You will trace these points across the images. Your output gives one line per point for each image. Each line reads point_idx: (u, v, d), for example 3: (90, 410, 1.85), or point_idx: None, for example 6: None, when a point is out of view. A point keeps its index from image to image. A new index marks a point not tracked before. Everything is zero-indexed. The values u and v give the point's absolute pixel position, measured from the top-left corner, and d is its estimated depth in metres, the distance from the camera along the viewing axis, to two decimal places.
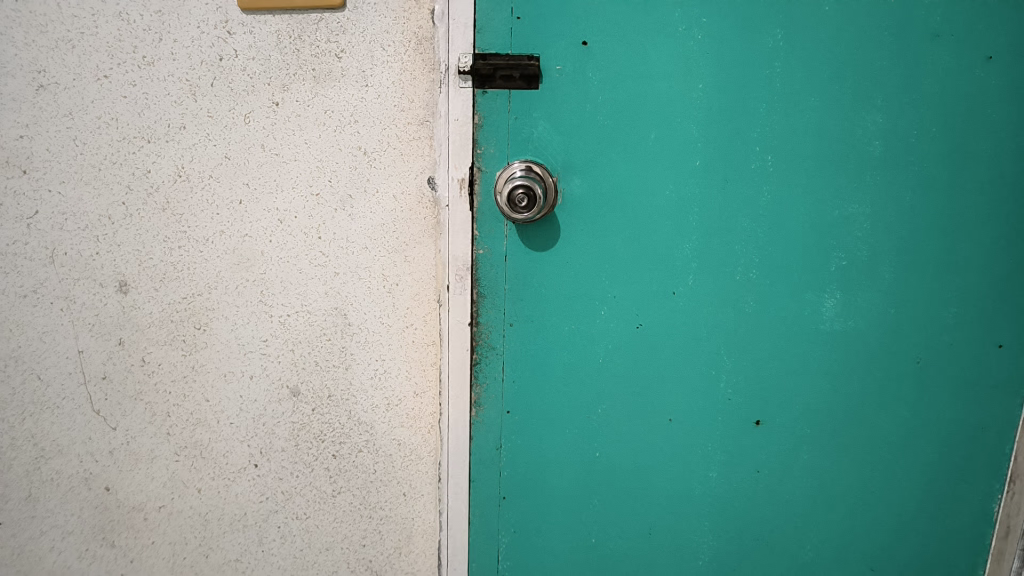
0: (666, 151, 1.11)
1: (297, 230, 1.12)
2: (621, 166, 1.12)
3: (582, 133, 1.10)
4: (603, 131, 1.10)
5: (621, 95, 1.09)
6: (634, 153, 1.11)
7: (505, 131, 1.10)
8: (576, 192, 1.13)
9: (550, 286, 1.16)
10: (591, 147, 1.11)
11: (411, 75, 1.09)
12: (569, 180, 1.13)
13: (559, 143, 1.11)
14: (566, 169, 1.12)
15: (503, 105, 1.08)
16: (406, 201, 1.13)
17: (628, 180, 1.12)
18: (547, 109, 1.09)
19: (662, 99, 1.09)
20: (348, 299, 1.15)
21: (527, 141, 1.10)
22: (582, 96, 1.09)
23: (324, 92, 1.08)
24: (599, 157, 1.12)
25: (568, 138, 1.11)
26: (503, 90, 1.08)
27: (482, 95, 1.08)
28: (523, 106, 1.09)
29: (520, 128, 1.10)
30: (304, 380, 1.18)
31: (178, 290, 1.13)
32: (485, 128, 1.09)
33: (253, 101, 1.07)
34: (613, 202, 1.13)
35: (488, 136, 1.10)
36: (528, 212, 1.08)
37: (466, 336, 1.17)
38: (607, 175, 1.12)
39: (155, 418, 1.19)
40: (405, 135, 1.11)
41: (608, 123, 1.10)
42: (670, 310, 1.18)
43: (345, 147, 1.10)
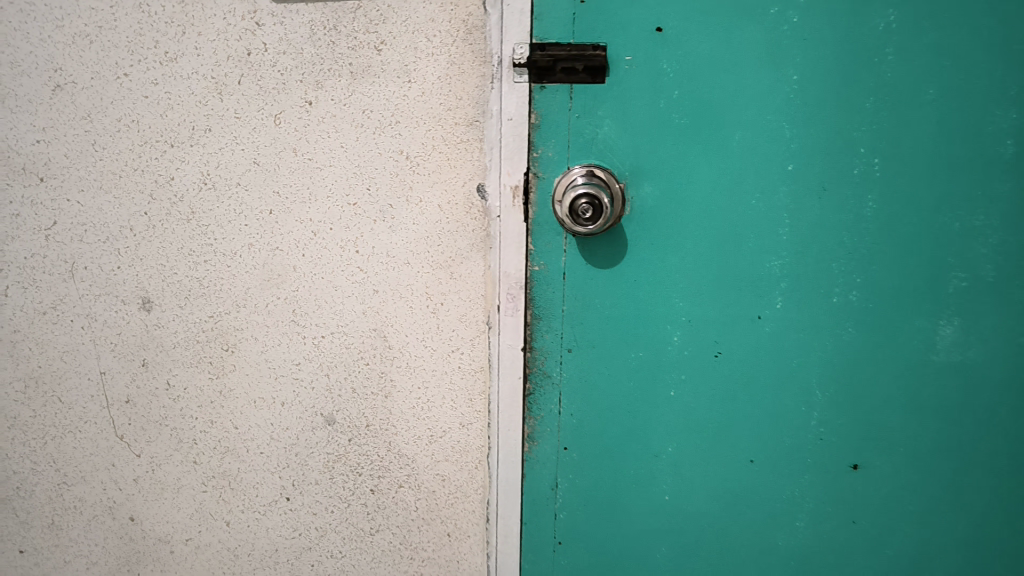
0: (753, 154, 0.96)
1: (332, 243, 1.01)
2: (698, 171, 0.97)
3: (655, 132, 0.96)
4: (680, 130, 0.96)
5: (701, 90, 0.94)
6: (715, 157, 0.96)
7: (565, 131, 0.97)
8: (646, 200, 0.99)
9: (614, 308, 1.02)
10: (665, 148, 0.97)
11: (459, 69, 0.96)
12: (638, 187, 0.99)
13: (627, 144, 0.97)
14: (635, 174, 0.98)
15: (564, 102, 0.96)
16: (452, 211, 1.00)
17: (707, 187, 0.98)
18: (614, 106, 0.96)
19: (749, 93, 0.94)
20: (388, 320, 1.04)
21: (591, 142, 0.97)
22: (656, 90, 0.95)
23: (362, 89, 0.96)
24: (673, 161, 0.97)
25: (639, 138, 0.97)
26: (564, 84, 0.95)
27: (540, 90, 0.96)
28: (587, 102, 0.96)
29: (582, 127, 0.97)
30: (339, 408, 1.07)
31: (204, 308, 1.03)
32: (543, 127, 0.97)
33: (284, 100, 0.96)
34: (688, 212, 0.99)
35: (546, 136, 0.97)
36: (594, 226, 0.94)
37: (518, 361, 1.04)
38: (683, 182, 0.98)
39: (181, 445, 1.09)
40: (453, 137, 0.98)
41: (685, 121, 0.96)
42: (753, 337, 1.03)
43: (385, 151, 0.98)
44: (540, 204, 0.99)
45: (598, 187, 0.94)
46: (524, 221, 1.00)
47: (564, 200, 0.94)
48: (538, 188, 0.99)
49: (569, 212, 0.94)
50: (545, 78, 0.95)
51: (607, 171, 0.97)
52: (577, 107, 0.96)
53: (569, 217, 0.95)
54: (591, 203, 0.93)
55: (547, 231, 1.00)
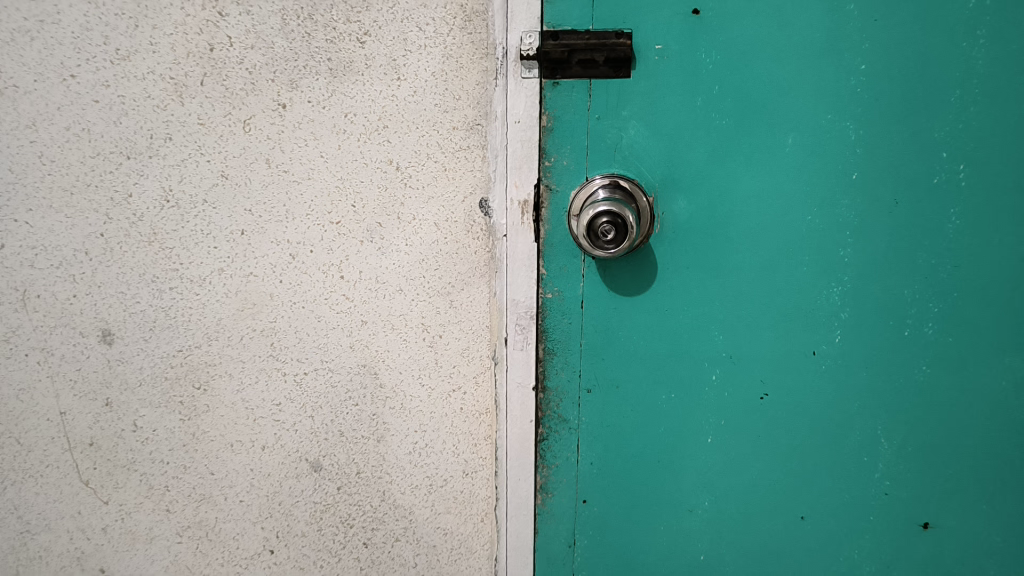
0: (808, 159, 0.81)
1: (313, 268, 0.87)
2: (742, 180, 0.82)
3: (692, 136, 0.82)
4: (720, 133, 0.81)
5: (746, 84, 0.80)
6: (763, 163, 0.82)
7: (583, 136, 0.83)
8: (679, 216, 0.84)
9: (641, 342, 0.88)
10: (703, 155, 0.82)
11: (457, 63, 0.81)
12: (669, 200, 0.84)
13: (657, 150, 0.82)
14: (666, 185, 0.83)
15: (581, 101, 0.82)
16: (451, 230, 0.86)
17: (753, 199, 0.83)
18: (641, 105, 0.81)
19: (803, 88, 0.80)
20: (379, 355, 0.90)
21: (614, 148, 0.83)
22: (692, 85, 0.80)
23: (343, 89, 0.82)
24: (712, 169, 0.82)
25: (672, 143, 0.82)
26: (580, 80, 0.81)
27: (552, 87, 0.81)
28: (609, 102, 0.81)
29: (604, 130, 0.82)
30: (327, 453, 0.94)
31: (172, 341, 0.91)
32: (556, 131, 0.83)
33: (254, 104, 0.82)
34: (729, 230, 0.84)
35: (560, 142, 0.83)
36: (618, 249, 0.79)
37: (529, 403, 0.91)
38: (723, 194, 0.83)
39: (153, 492, 0.97)
40: (450, 144, 0.83)
41: (728, 122, 0.81)
42: (806, 376, 0.87)
43: (372, 162, 0.84)
44: (553, 221, 0.85)
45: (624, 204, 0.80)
46: (535, 241, 0.86)
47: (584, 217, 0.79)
48: (551, 202, 0.85)
49: (589, 231, 0.79)
50: (557, 73, 0.81)
51: (634, 184, 0.82)
52: (597, 107, 0.82)
53: (589, 236, 0.79)
54: (615, 220, 0.78)
55: (562, 253, 0.86)
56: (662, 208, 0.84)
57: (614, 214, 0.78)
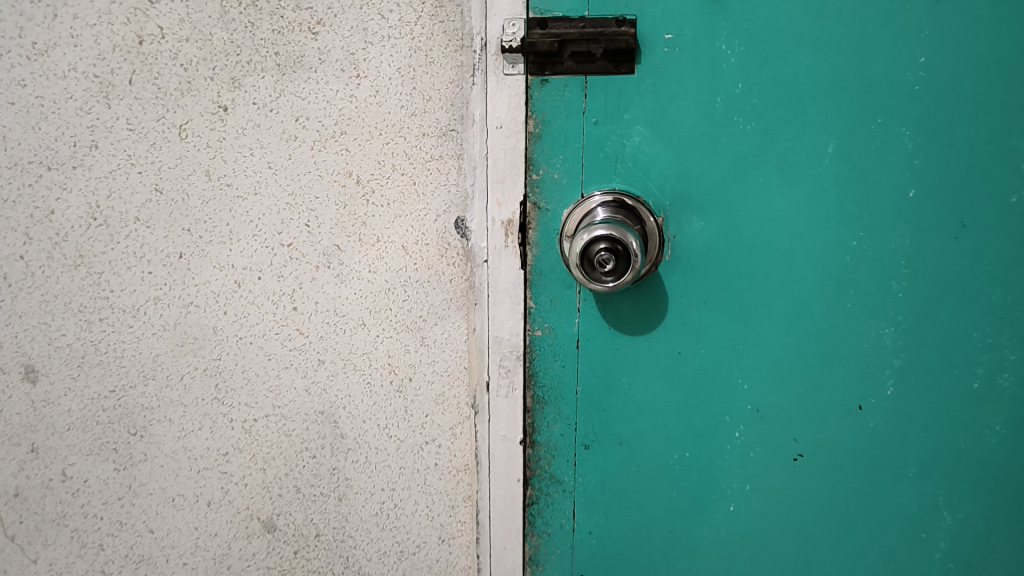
0: (853, 174, 0.68)
1: (261, 298, 0.75)
2: (770, 197, 0.69)
3: (710, 144, 0.68)
4: (745, 141, 0.68)
5: (776, 81, 0.67)
6: (796, 177, 0.68)
7: (578, 144, 0.69)
8: (694, 240, 0.70)
9: (649, 390, 0.74)
10: (723, 167, 0.68)
11: (427, 58, 0.68)
12: (682, 221, 0.70)
13: (667, 162, 0.69)
14: (678, 203, 0.69)
15: (575, 102, 0.68)
16: (421, 255, 0.72)
17: (784, 221, 0.69)
18: (648, 107, 0.68)
19: (846, 88, 0.66)
20: (339, 400, 0.77)
21: (615, 159, 0.69)
22: (711, 83, 0.67)
23: (293, 88, 0.69)
24: (734, 184, 0.68)
25: (686, 153, 0.68)
26: (573, 76, 0.68)
27: (540, 85, 0.68)
28: (608, 103, 0.68)
29: (603, 138, 0.69)
30: (281, 512, 0.81)
31: (103, 380, 0.79)
32: (545, 138, 0.69)
33: (190, 106, 0.70)
34: (754, 258, 0.70)
35: (550, 151, 0.69)
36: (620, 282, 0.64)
37: (515, 459, 0.77)
38: (748, 214, 0.69)
39: (85, 552, 0.84)
40: (420, 153, 0.70)
41: (753, 127, 0.67)
42: (847, 433, 0.73)
43: (328, 173, 0.71)
44: (542, 245, 0.71)
45: (626, 226, 0.66)
46: (521, 268, 0.72)
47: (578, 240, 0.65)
48: (539, 223, 0.71)
49: (585, 258, 0.64)
50: (545, 68, 0.68)
51: (639, 203, 0.69)
52: (594, 109, 0.68)
53: (585, 265, 0.65)
54: (617, 246, 0.64)
55: (553, 283, 0.72)
56: (673, 231, 0.70)
57: (615, 237, 0.64)
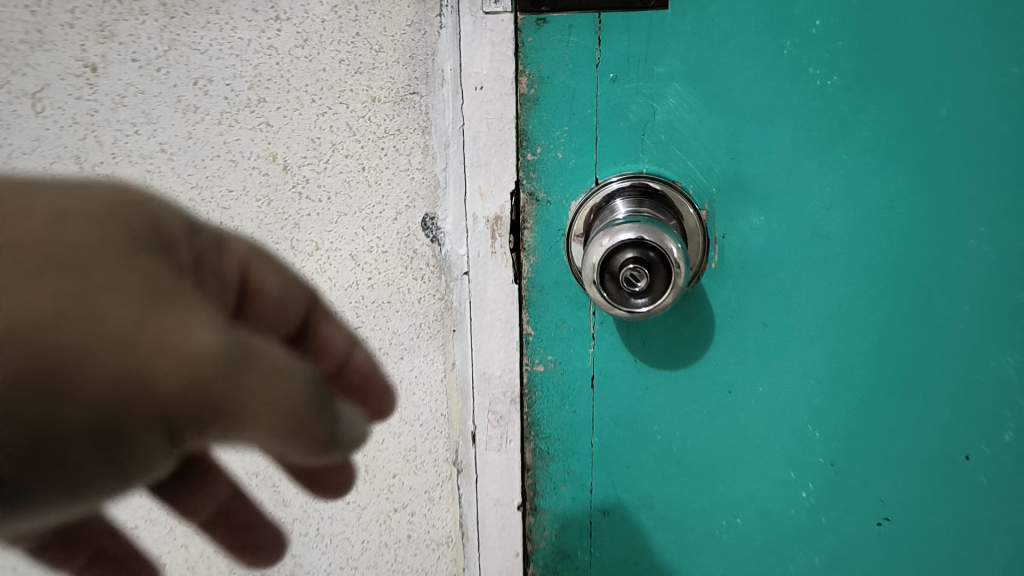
0: (975, 145, 0.48)
1: None
2: (856, 180, 0.49)
3: (774, 108, 0.48)
4: (823, 102, 0.48)
5: (867, 16, 0.46)
6: (894, 150, 0.49)
7: (589, 109, 0.49)
8: (751, 239, 0.51)
9: (687, 442, 0.55)
10: (790, 139, 0.49)
11: None
12: (736, 214, 0.50)
13: (713, 132, 0.49)
14: (729, 189, 0.50)
15: (585, 50, 0.48)
16: (378, 268, 0.52)
17: (873, 211, 0.50)
18: (686, 55, 0.48)
19: (973, 20, 0.46)
20: None
21: (642, 130, 0.49)
22: (778, 19, 0.47)
23: (187, 37, 0.49)
24: (806, 163, 0.49)
25: (739, 120, 0.49)
26: (581, 11, 0.48)
27: (536, 27, 0.48)
28: (632, 51, 0.48)
29: (625, 100, 0.49)
30: None
31: None
32: (544, 101, 0.49)
33: (43, 64, 0.50)
34: (833, 262, 0.51)
35: (551, 120, 0.50)
36: (655, 305, 0.45)
37: (512, 530, 0.59)
38: (825, 203, 0.50)
39: None
40: (370, 124, 0.50)
41: (835, 82, 0.48)
42: (955, 493, 0.54)
43: (243, 157, 0.51)
44: (542, 251, 0.52)
45: (661, 223, 0.46)
46: (514, 283, 0.53)
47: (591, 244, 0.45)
48: (538, 220, 0.52)
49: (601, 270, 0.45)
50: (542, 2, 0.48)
51: (676, 190, 0.50)
52: (611, 59, 0.48)
53: (603, 281, 0.45)
54: (648, 251, 0.44)
55: (557, 301, 0.53)
56: (723, 227, 0.51)
57: (644, 237, 0.44)
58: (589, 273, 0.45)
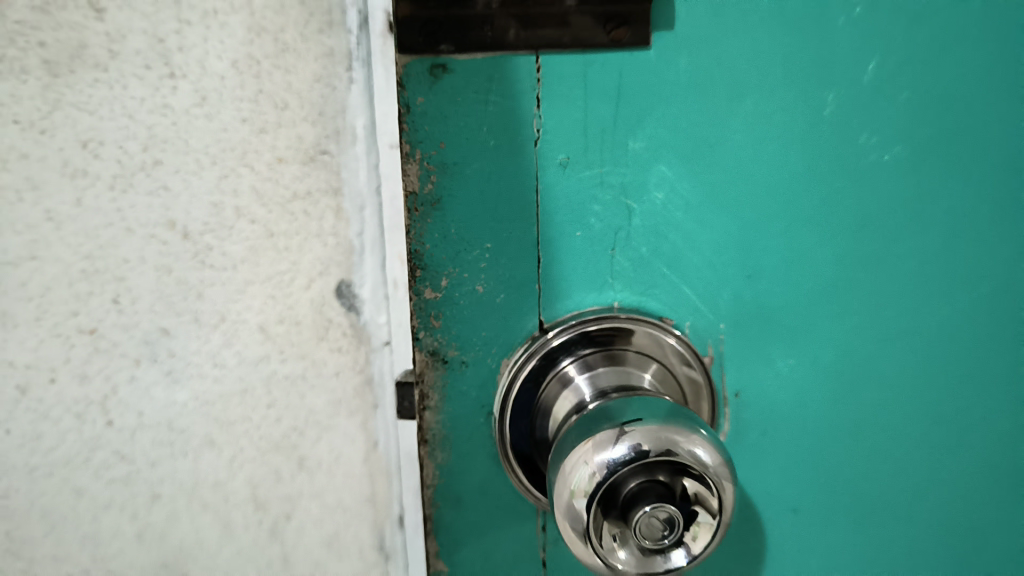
0: (975, 308, 0.53)
1: (56, 411, 0.49)
2: (884, 338, 0.53)
3: (798, 202, 0.51)
4: (877, 176, 0.51)
5: (873, 102, 0.50)
6: (940, 226, 0.52)
7: (524, 213, 0.49)
8: (765, 388, 0.53)
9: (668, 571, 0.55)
10: (818, 237, 0.51)
11: (277, 43, 0.46)
12: (745, 352, 0.53)
13: (737, 230, 0.51)
14: (742, 315, 0.52)
15: (514, 116, 0.48)
16: (290, 340, 0.49)
17: (898, 363, 0.54)
18: (665, 132, 0.49)
19: (983, 83, 0.50)
20: (185, 549, 0.53)
21: (611, 244, 0.51)
22: (819, 81, 0.49)
23: (73, 98, 0.45)
24: (845, 321, 0.53)
25: (761, 214, 0.51)
26: (510, 57, 0.47)
27: (432, 80, 0.47)
28: (589, 126, 0.49)
29: (583, 196, 0.50)
30: None
31: None
32: (450, 201, 0.49)
33: None
34: (881, 419, 0.55)
35: (463, 236, 0.49)
36: (676, 528, 0.42)
37: None
38: (865, 301, 0.53)
39: None
40: (274, 189, 0.47)
41: (892, 154, 0.51)
42: None
43: (142, 227, 0.47)
44: (453, 405, 0.52)
45: (655, 407, 0.44)
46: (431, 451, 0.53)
47: (574, 486, 0.41)
48: (443, 384, 0.52)
49: (603, 518, 0.41)
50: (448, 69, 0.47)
51: (662, 327, 0.52)
52: (557, 139, 0.49)
53: (612, 531, 0.42)
54: (625, 479, 0.41)
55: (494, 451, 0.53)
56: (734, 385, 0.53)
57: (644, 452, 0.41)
58: (588, 540, 0.41)
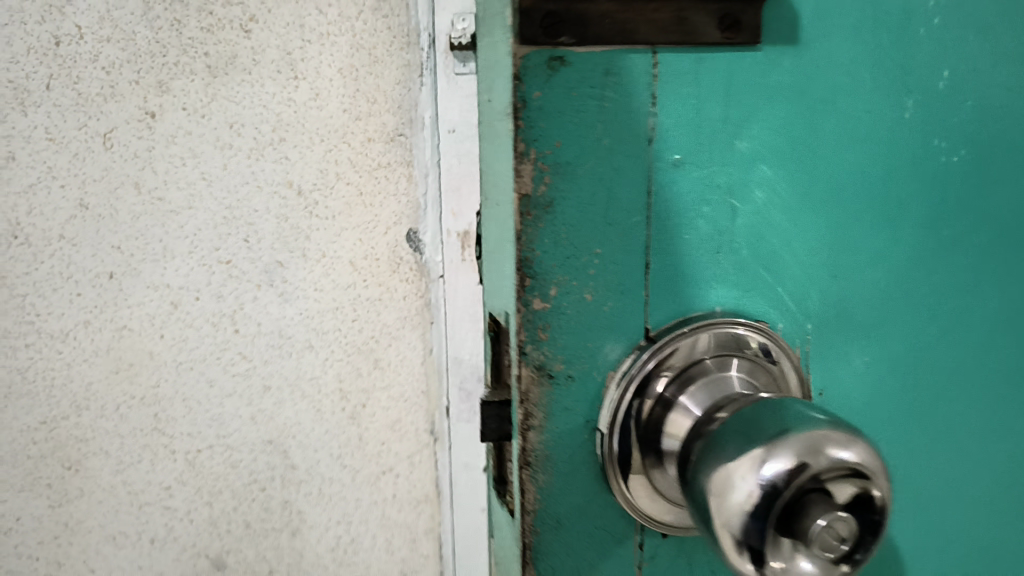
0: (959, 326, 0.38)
1: (199, 320, 0.69)
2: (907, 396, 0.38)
3: (821, 218, 0.34)
4: (942, 185, 0.36)
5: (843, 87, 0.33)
6: (989, 251, 0.38)
7: (636, 215, 0.31)
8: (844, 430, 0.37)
9: None
10: (808, 268, 0.35)
11: (370, 56, 0.64)
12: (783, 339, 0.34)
13: (797, 235, 0.34)
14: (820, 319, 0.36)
15: (626, 120, 0.30)
16: (371, 272, 0.68)
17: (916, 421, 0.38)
18: (689, 109, 0.31)
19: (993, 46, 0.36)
20: (287, 428, 0.71)
21: (717, 247, 0.33)
22: (901, 68, 0.34)
23: (225, 91, 0.63)
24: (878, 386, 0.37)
25: (856, 236, 0.35)
26: (627, 47, 0.30)
27: (548, 73, 0.29)
28: (704, 114, 0.31)
29: (692, 199, 0.32)
30: (231, 548, 0.75)
31: (31, 412, 0.72)
32: (564, 207, 0.30)
33: (114, 113, 0.64)
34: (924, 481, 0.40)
35: (574, 239, 0.31)
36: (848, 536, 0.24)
37: (478, 488, 0.73)
38: (895, 339, 0.37)
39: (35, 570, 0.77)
40: (366, 160, 0.66)
41: (961, 157, 0.37)
42: None
43: (266, 185, 0.65)
44: (560, 435, 0.32)
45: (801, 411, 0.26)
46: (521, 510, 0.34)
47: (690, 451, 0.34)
48: None
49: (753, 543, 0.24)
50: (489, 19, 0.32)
51: None
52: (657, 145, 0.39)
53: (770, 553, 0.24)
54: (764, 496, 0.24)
55: None
56: None
57: (795, 467, 0.24)
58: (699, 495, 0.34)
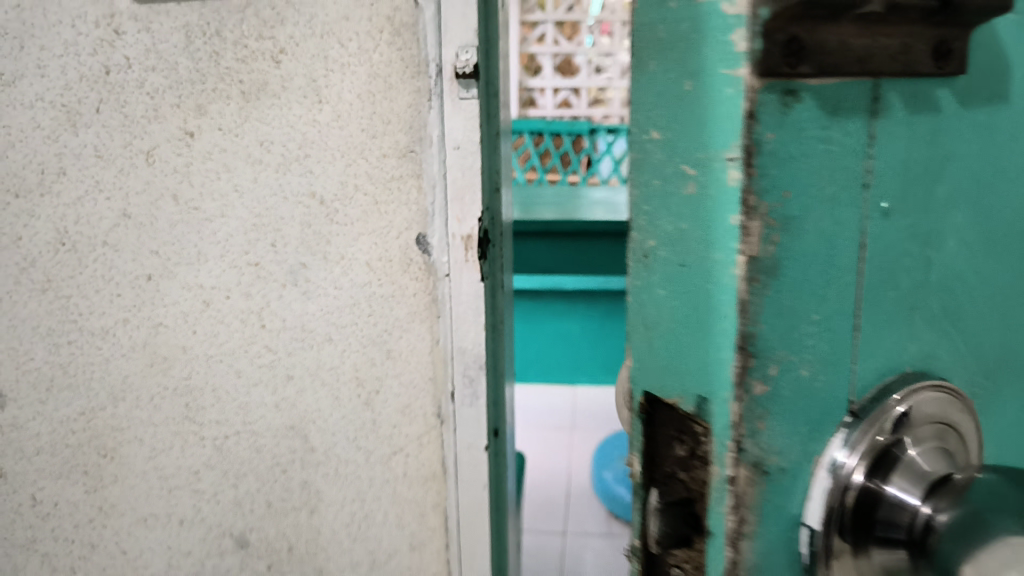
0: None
1: (229, 316, 0.77)
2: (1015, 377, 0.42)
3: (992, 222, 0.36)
4: None
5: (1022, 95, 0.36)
6: None
7: (853, 275, 0.31)
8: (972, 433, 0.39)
9: None
10: (983, 270, 0.37)
11: (385, 83, 0.72)
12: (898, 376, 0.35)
13: (982, 282, 0.37)
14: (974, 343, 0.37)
15: (846, 170, 0.30)
16: (384, 271, 0.75)
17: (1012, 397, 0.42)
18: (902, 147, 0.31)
19: None
20: (307, 415, 0.79)
21: (914, 301, 0.34)
22: None
23: (257, 115, 0.72)
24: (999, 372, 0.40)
25: (998, 238, 0.37)
26: (850, 80, 0.29)
27: (782, 110, 0.28)
28: (913, 152, 0.31)
29: (899, 249, 0.32)
30: (253, 527, 0.83)
31: (72, 403, 0.80)
32: (790, 268, 0.29)
33: (156, 132, 0.73)
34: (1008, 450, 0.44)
35: (796, 314, 0.30)
36: None
37: (480, 465, 0.79)
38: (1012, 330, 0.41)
39: (71, 549, 0.84)
40: (381, 173, 0.73)
41: None
42: None
43: (292, 195, 0.74)
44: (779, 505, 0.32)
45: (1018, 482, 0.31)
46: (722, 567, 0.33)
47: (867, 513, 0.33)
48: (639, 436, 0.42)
49: None
50: (668, 56, 0.31)
51: None
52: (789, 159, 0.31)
53: None
54: None
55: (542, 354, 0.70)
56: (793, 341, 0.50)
57: None
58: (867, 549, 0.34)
